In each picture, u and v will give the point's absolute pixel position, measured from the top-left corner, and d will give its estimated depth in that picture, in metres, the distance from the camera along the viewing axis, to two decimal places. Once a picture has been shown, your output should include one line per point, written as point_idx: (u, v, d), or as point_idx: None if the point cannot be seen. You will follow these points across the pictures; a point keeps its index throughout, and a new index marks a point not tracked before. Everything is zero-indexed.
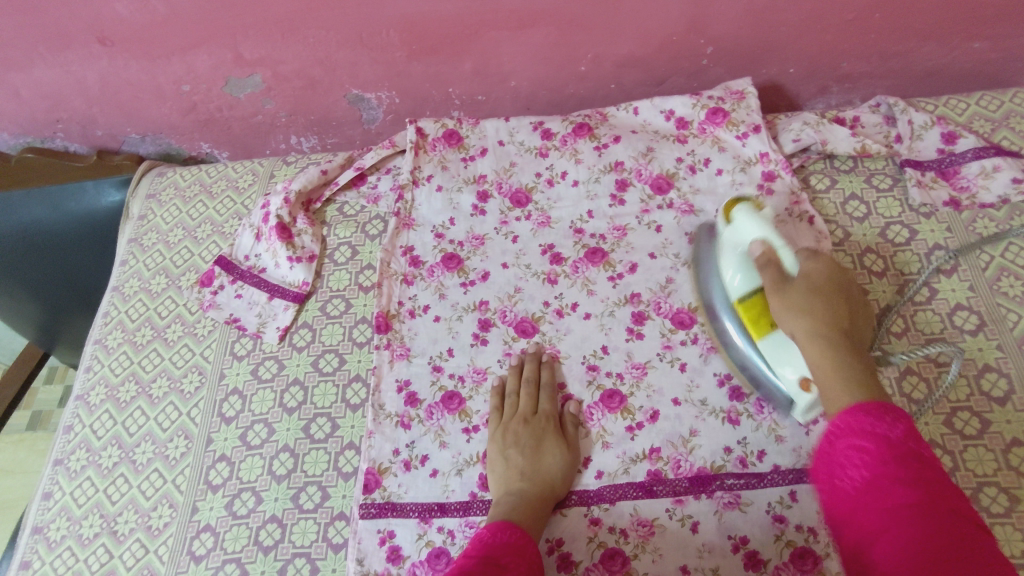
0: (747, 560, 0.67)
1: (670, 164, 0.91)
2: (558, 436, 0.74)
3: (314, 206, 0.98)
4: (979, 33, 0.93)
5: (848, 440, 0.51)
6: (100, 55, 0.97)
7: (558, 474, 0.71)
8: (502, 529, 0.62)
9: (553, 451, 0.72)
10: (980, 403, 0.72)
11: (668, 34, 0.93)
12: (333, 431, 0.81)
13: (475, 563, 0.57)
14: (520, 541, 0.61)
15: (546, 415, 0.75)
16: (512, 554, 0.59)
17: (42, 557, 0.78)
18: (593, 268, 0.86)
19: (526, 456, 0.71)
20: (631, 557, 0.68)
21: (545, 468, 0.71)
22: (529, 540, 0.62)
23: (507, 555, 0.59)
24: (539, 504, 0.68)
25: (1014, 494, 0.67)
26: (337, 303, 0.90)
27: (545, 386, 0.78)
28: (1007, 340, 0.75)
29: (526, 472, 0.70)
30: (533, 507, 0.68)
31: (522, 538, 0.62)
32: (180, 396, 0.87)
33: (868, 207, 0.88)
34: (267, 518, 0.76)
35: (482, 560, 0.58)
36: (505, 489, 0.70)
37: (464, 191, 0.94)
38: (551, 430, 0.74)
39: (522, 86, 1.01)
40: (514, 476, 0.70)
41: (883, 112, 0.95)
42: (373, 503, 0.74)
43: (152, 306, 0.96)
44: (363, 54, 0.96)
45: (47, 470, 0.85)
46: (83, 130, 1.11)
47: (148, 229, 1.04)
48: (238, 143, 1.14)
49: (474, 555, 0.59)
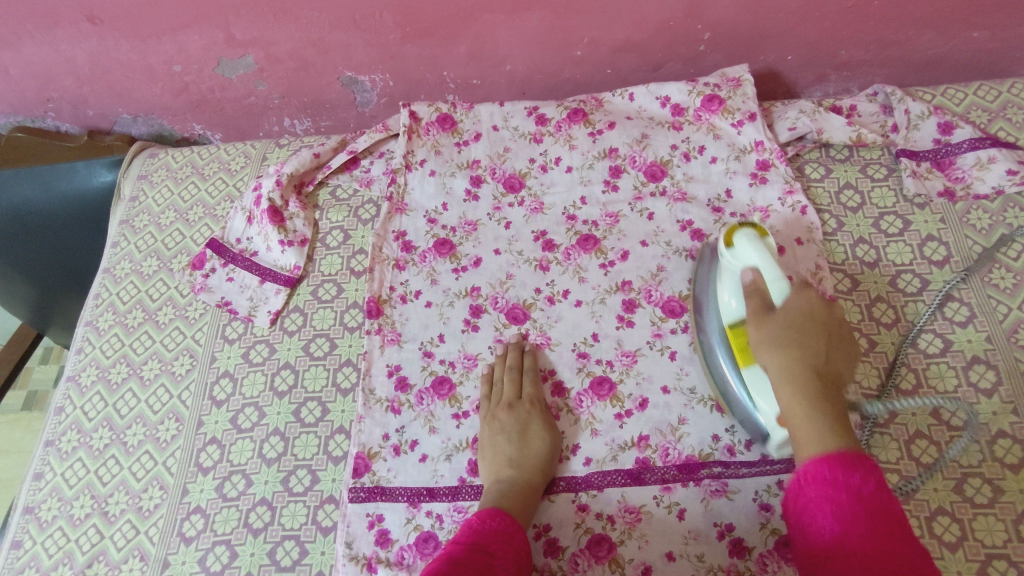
0: (732, 546, 0.68)
1: (664, 151, 0.91)
2: (542, 420, 0.74)
3: (306, 189, 0.97)
4: (978, 22, 0.92)
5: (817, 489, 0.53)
6: (89, 34, 0.96)
7: (545, 458, 0.71)
8: (491, 516, 0.62)
9: (541, 435, 0.73)
10: (967, 394, 0.72)
11: (665, 19, 0.92)
12: (324, 415, 0.81)
13: (463, 550, 0.58)
14: (510, 529, 0.62)
15: (531, 400, 0.75)
16: (500, 542, 0.60)
17: (34, 537, 0.79)
18: (585, 255, 0.85)
19: (514, 443, 0.72)
20: (617, 543, 0.69)
21: (532, 453, 0.71)
22: (517, 528, 0.63)
23: (496, 543, 0.60)
24: (528, 491, 0.69)
25: (998, 485, 0.67)
26: (329, 288, 0.90)
27: (528, 371, 0.78)
28: (996, 332, 0.75)
29: (514, 459, 0.71)
30: (522, 495, 0.68)
31: (511, 524, 0.62)
32: (171, 378, 0.87)
33: (862, 196, 0.87)
34: (256, 501, 0.76)
35: (470, 546, 0.58)
36: (494, 477, 0.70)
37: (457, 175, 0.93)
38: (536, 415, 0.74)
39: (517, 70, 1.00)
40: (502, 464, 0.71)
41: (881, 100, 0.94)
42: (362, 487, 0.74)
43: (144, 288, 0.95)
44: (356, 36, 0.95)
45: (39, 451, 0.85)
46: (73, 109, 1.10)
47: (139, 211, 1.03)
48: (231, 125, 1.13)
49: (462, 542, 0.59)
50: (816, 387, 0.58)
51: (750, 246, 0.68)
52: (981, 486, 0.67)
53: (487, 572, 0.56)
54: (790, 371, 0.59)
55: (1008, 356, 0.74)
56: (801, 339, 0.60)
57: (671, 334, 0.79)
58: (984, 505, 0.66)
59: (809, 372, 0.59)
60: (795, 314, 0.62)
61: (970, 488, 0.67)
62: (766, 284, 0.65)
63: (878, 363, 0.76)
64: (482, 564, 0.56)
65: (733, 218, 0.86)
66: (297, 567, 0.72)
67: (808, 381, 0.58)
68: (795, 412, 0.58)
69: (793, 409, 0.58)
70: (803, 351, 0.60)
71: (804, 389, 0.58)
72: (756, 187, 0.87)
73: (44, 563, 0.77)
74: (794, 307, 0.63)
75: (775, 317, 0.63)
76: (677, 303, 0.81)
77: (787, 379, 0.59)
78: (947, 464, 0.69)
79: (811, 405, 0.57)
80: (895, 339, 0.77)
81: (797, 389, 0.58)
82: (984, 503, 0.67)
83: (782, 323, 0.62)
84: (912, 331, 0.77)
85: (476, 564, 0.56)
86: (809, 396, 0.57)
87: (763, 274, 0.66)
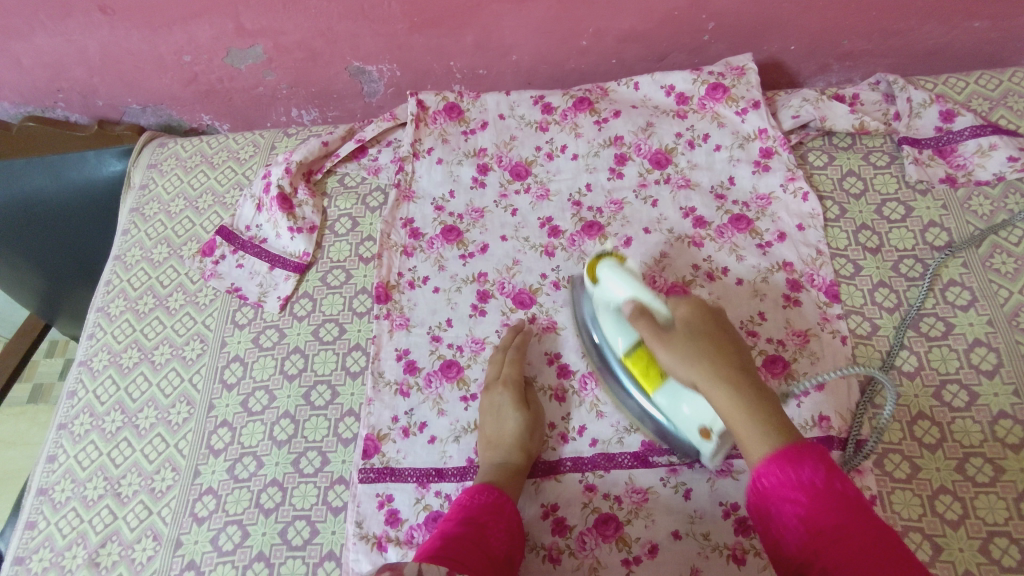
0: (737, 525, 0.69)
1: (669, 138, 0.92)
2: (515, 398, 0.74)
3: (315, 177, 0.98)
4: (979, 12, 0.93)
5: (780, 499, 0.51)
6: (101, 24, 0.97)
7: (525, 434, 0.72)
8: (481, 490, 0.65)
9: (511, 414, 0.73)
10: (969, 375, 0.73)
11: (669, 9, 0.93)
12: (333, 398, 0.82)
13: (456, 526, 0.60)
14: (500, 499, 0.64)
15: (507, 378, 0.76)
16: (491, 514, 0.62)
17: (48, 517, 0.80)
18: (590, 241, 0.87)
19: (491, 424, 0.73)
20: (624, 523, 0.70)
21: (507, 432, 0.72)
22: (507, 498, 0.64)
23: (486, 516, 0.62)
24: (513, 468, 0.70)
25: (999, 464, 0.68)
26: (337, 274, 0.91)
27: (511, 349, 0.79)
28: (998, 315, 0.76)
29: (495, 441, 0.72)
30: (507, 472, 0.69)
31: (500, 496, 0.64)
32: (182, 362, 0.88)
33: (865, 183, 0.88)
34: (268, 482, 0.77)
35: (462, 521, 0.61)
36: (482, 461, 0.72)
37: (464, 163, 0.94)
38: (511, 393, 0.74)
39: (523, 60, 1.01)
40: (483, 444, 0.73)
41: (883, 89, 0.95)
42: (372, 468, 0.75)
43: (155, 275, 0.97)
44: (364, 26, 0.96)
45: (52, 434, 0.86)
46: (83, 100, 1.12)
47: (149, 200, 1.05)
48: (239, 116, 1.14)
49: (455, 518, 0.62)
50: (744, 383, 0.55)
51: (619, 274, 0.67)
52: (982, 466, 0.68)
53: (477, 544, 0.58)
54: (713, 380, 0.56)
55: (1009, 339, 0.75)
56: (708, 345, 0.58)
57: None
58: (985, 484, 0.67)
59: (731, 373, 0.56)
60: (689, 324, 0.60)
61: (971, 468, 0.68)
62: (645, 303, 0.64)
63: (880, 346, 0.77)
64: (474, 536, 0.59)
65: (736, 205, 0.87)
66: (308, 546, 0.73)
67: (733, 380, 0.55)
68: (737, 419, 0.54)
69: (739, 411, 0.54)
70: (713, 353, 0.57)
71: (733, 390, 0.55)
72: (759, 174, 0.88)
73: (58, 543, 0.78)
74: (686, 320, 0.60)
75: (673, 333, 0.60)
76: (680, 288, 0.82)
77: (723, 384, 0.55)
78: (949, 444, 0.70)
79: (749, 407, 0.54)
80: (897, 323, 0.78)
81: (732, 394, 0.55)
82: (985, 482, 0.67)
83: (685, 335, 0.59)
84: (915, 316, 0.78)
85: (467, 537, 0.58)
86: (742, 397, 0.54)
87: (641, 299, 0.64)
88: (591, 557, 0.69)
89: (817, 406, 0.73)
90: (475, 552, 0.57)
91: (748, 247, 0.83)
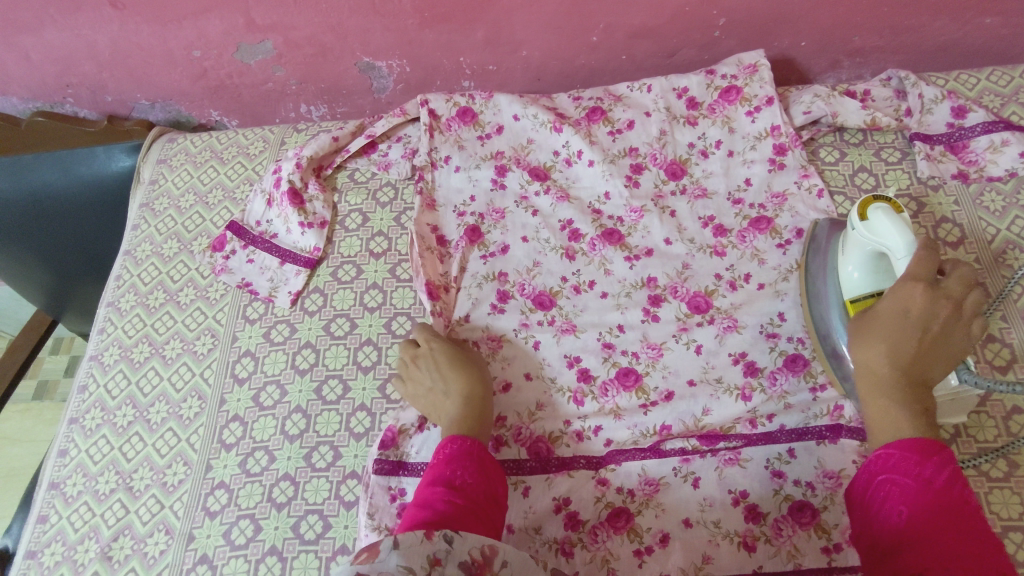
0: (747, 512, 0.69)
1: (683, 149, 0.92)
2: (482, 363, 0.77)
3: (325, 173, 0.98)
4: (990, 8, 0.93)
5: (886, 473, 0.56)
6: (111, 19, 0.97)
7: (471, 372, 0.74)
8: (452, 441, 0.65)
9: (451, 359, 0.74)
10: (985, 370, 0.73)
11: (681, 5, 0.93)
12: (345, 393, 0.82)
13: (438, 486, 0.60)
14: (466, 448, 0.64)
15: (430, 337, 0.77)
16: (462, 464, 0.62)
17: (59, 512, 0.80)
18: (610, 248, 0.86)
19: (436, 378, 0.74)
20: (635, 514, 0.71)
21: (462, 374, 0.73)
22: (471, 442, 0.65)
23: (457, 470, 0.62)
24: (475, 404, 0.71)
25: (1013, 459, 0.68)
26: (348, 269, 0.91)
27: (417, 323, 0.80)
28: (1011, 310, 0.76)
29: (445, 394, 0.72)
30: (469, 411, 0.70)
31: (465, 446, 0.65)
32: (193, 357, 0.88)
33: (876, 179, 0.88)
34: (280, 476, 0.77)
35: (445, 481, 0.61)
36: (441, 415, 0.72)
37: (482, 167, 0.94)
38: (441, 344, 0.76)
39: (533, 56, 1.01)
40: (439, 403, 0.72)
41: (894, 85, 0.95)
42: (387, 459, 0.75)
43: (165, 270, 0.97)
44: (375, 21, 0.96)
45: (63, 429, 0.86)
46: (92, 95, 1.12)
47: (159, 194, 1.04)
48: (248, 111, 1.14)
49: (435, 474, 0.62)
50: (882, 376, 0.61)
51: (884, 216, 0.67)
52: (997, 461, 0.68)
53: (465, 505, 0.59)
54: (892, 353, 0.61)
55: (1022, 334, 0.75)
56: (911, 338, 0.61)
57: (697, 328, 0.79)
58: (999, 479, 0.67)
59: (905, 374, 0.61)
60: (934, 312, 0.61)
61: (986, 463, 0.68)
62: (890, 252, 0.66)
63: None
64: (462, 498, 0.60)
65: (753, 208, 0.87)
66: (320, 540, 0.73)
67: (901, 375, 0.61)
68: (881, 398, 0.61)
69: (870, 408, 0.61)
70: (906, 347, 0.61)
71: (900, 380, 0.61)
72: (774, 172, 0.88)
73: (70, 537, 0.78)
74: (941, 299, 0.61)
75: (921, 304, 0.61)
76: (701, 298, 0.81)
77: (890, 364, 0.61)
78: (964, 440, 0.70)
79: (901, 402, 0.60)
80: None
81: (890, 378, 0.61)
82: (999, 477, 0.67)
83: (915, 309, 0.61)
84: None
85: (455, 501, 0.59)
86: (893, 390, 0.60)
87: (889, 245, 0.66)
88: (603, 549, 0.69)
89: (833, 399, 0.74)
90: (467, 517, 0.58)
91: (769, 248, 0.83)
